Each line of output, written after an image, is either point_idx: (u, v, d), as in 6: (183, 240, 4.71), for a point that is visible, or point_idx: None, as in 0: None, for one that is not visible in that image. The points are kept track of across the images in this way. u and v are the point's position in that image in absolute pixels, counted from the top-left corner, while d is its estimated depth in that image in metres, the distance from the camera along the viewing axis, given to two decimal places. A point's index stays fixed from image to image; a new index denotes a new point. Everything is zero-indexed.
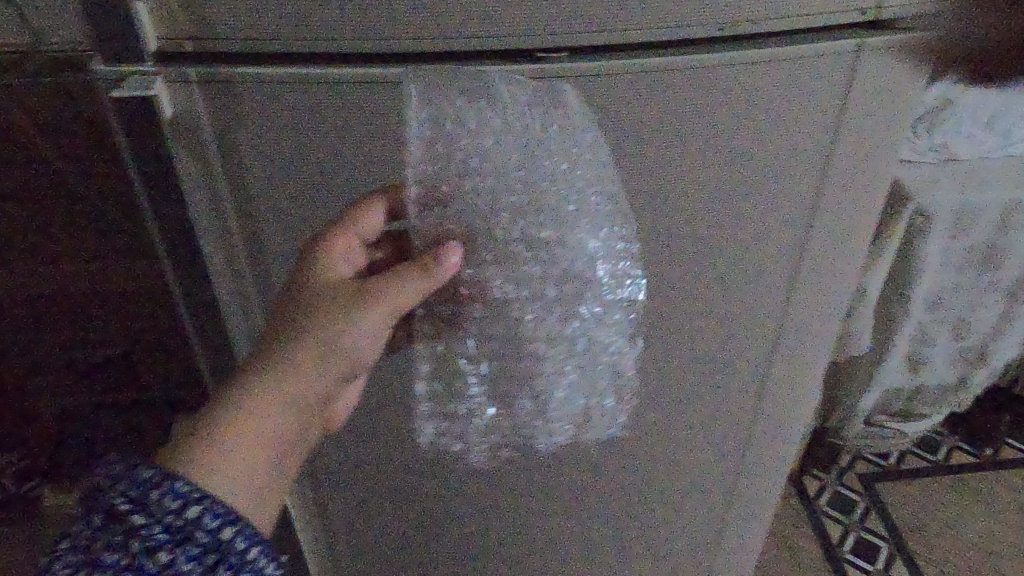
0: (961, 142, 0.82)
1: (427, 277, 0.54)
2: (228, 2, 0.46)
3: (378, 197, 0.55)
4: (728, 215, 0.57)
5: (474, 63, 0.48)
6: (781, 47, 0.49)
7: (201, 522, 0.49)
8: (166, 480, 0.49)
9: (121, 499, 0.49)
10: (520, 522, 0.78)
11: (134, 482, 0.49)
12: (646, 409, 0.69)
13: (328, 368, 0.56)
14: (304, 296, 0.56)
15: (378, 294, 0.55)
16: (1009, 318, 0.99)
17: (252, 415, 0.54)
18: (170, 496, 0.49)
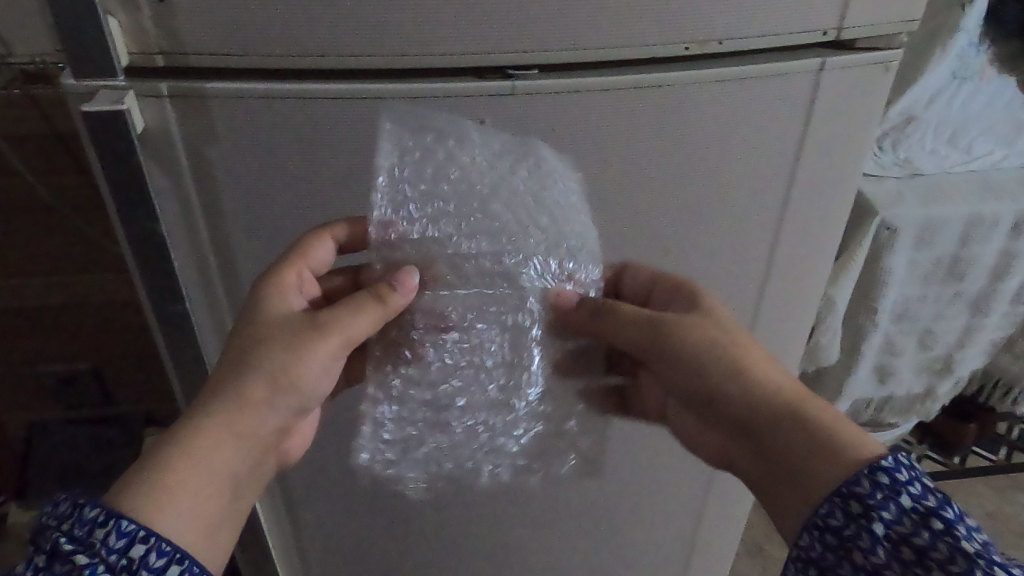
0: (924, 157, 0.85)
1: (384, 304, 0.53)
2: (200, 17, 0.45)
3: (336, 226, 0.53)
4: (698, 225, 0.57)
5: (444, 80, 0.48)
6: (748, 65, 0.50)
7: (148, 563, 0.40)
8: (112, 518, 0.40)
9: (59, 541, 0.40)
10: (495, 540, 0.76)
11: (80, 521, 0.40)
12: (620, 421, 0.68)
13: (283, 401, 0.51)
14: (255, 328, 0.51)
15: (334, 324, 0.52)
16: (972, 327, 1.01)
17: (204, 455, 0.47)
18: (115, 538, 0.40)
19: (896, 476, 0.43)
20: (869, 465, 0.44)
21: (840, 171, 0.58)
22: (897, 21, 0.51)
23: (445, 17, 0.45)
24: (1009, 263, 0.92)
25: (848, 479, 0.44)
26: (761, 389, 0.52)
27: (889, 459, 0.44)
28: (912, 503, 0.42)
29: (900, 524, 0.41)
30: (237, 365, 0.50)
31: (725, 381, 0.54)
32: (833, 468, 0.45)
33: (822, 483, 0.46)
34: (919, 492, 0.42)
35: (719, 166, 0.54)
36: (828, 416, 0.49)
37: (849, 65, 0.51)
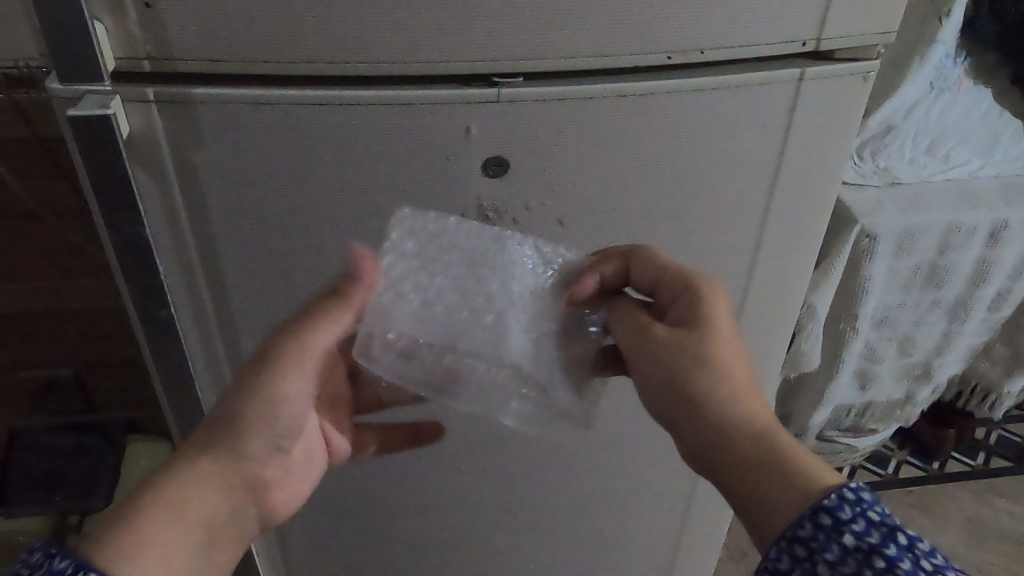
0: (903, 166, 0.86)
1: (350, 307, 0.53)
2: (187, 22, 0.45)
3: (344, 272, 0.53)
4: (680, 230, 0.58)
5: (429, 87, 0.48)
6: (729, 74, 0.51)
7: None
8: (80, 570, 0.39)
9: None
10: (480, 532, 0.77)
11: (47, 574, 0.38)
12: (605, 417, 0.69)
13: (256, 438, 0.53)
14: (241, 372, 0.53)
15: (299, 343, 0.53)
16: (951, 334, 1.02)
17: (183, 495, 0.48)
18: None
19: (839, 515, 0.42)
20: (812, 506, 0.43)
21: (820, 178, 0.59)
22: (876, 33, 0.52)
23: (429, 25, 0.46)
24: (986, 271, 0.94)
25: (795, 522, 0.44)
26: (737, 421, 0.50)
27: (833, 497, 0.43)
28: (854, 542, 0.41)
29: (843, 564, 0.41)
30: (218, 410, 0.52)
31: (710, 399, 0.51)
32: (793, 506, 0.45)
33: (776, 523, 0.45)
34: (863, 528, 0.41)
35: (701, 174, 0.55)
36: (797, 456, 0.47)
37: (827, 75, 0.53)
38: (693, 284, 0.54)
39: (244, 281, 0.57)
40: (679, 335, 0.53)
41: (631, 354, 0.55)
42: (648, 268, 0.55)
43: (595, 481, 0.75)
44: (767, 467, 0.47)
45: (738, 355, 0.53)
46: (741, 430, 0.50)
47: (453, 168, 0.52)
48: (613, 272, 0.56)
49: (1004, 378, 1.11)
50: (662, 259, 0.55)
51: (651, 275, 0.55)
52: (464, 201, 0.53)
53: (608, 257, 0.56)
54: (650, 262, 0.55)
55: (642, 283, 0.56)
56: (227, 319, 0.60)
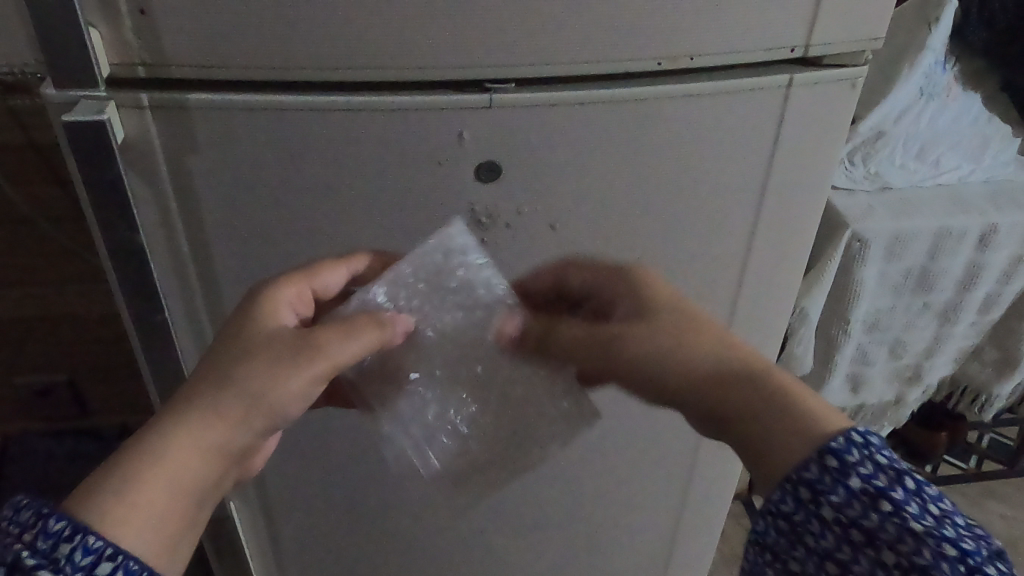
0: (895, 171, 0.87)
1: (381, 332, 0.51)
2: (182, 29, 0.45)
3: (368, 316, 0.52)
4: (671, 234, 0.59)
5: (424, 93, 0.49)
6: (718, 80, 0.51)
7: None
8: (79, 533, 0.36)
9: (19, 556, 0.34)
10: (473, 536, 0.77)
11: (44, 533, 0.35)
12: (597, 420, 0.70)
13: (253, 422, 0.45)
14: (238, 343, 0.46)
15: (321, 345, 0.48)
16: (941, 336, 1.03)
17: (170, 473, 0.41)
18: (81, 554, 0.35)
19: (846, 458, 0.41)
20: (818, 446, 0.43)
21: (810, 183, 0.59)
22: (863, 40, 0.53)
23: (422, 31, 0.46)
24: (976, 274, 0.95)
25: (800, 464, 0.43)
26: (734, 376, 0.51)
27: (841, 439, 0.42)
28: (860, 485, 0.40)
29: (849, 507, 0.40)
30: (228, 379, 0.45)
31: (706, 362, 0.52)
32: (802, 445, 0.44)
33: (779, 468, 0.44)
34: (869, 472, 0.40)
35: (694, 179, 0.56)
36: (802, 397, 0.47)
37: (816, 80, 0.53)
38: (628, 281, 0.58)
39: (237, 286, 0.58)
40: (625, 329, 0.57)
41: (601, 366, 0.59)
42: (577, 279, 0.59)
43: (589, 484, 0.76)
44: (773, 408, 0.47)
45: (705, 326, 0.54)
46: (738, 384, 0.50)
47: (446, 173, 0.52)
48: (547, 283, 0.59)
49: (994, 381, 1.12)
50: (587, 264, 0.58)
51: (586, 279, 0.58)
52: (457, 205, 0.54)
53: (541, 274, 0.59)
54: (576, 269, 0.58)
55: (579, 288, 0.59)
56: (220, 324, 0.60)
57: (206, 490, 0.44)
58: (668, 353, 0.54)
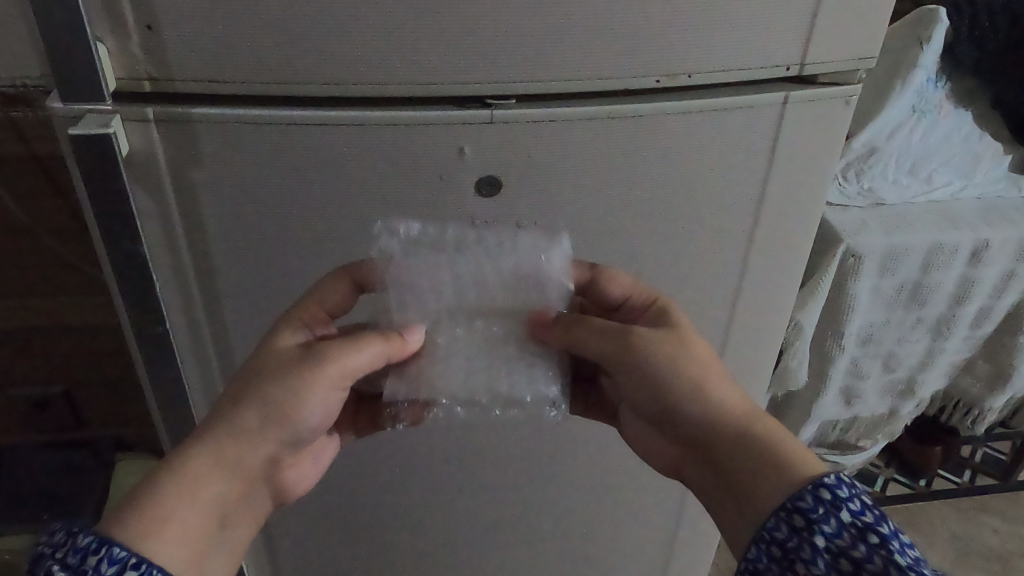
0: (888, 188, 0.89)
1: (387, 342, 0.51)
2: (188, 44, 0.46)
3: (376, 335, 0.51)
4: (668, 248, 0.59)
5: (426, 107, 0.50)
6: (714, 98, 0.52)
7: None
8: (104, 545, 0.40)
9: (52, 571, 0.39)
10: (468, 546, 0.77)
11: (72, 549, 0.40)
12: (593, 431, 0.70)
13: (272, 431, 0.49)
14: (258, 360, 0.49)
15: (328, 356, 0.49)
16: (934, 351, 1.04)
17: (194, 486, 0.46)
18: (107, 565, 0.39)
19: (839, 491, 0.43)
20: (812, 481, 0.44)
21: (805, 197, 0.60)
22: (857, 58, 0.53)
23: (421, 47, 0.47)
24: (969, 289, 0.96)
25: (794, 494, 0.44)
26: (724, 410, 0.51)
27: (833, 476, 0.44)
28: (851, 518, 0.42)
29: (840, 537, 0.41)
30: (246, 394, 0.48)
31: (694, 393, 0.52)
32: (791, 479, 0.45)
33: (770, 499, 0.45)
34: (859, 507, 0.42)
35: (690, 195, 0.56)
36: (786, 440, 0.48)
37: (811, 98, 0.54)
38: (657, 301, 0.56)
39: (238, 298, 0.58)
40: (663, 334, 0.53)
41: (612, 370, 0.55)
42: (610, 292, 0.56)
43: (585, 497, 0.76)
44: (750, 446, 0.48)
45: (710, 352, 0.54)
46: (729, 418, 0.50)
47: (447, 187, 0.53)
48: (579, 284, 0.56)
49: (986, 395, 1.12)
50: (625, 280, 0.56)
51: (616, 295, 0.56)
52: (457, 219, 0.54)
53: (576, 269, 0.56)
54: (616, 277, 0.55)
55: (601, 304, 0.57)
56: (220, 335, 0.60)
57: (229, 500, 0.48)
58: (657, 378, 0.53)
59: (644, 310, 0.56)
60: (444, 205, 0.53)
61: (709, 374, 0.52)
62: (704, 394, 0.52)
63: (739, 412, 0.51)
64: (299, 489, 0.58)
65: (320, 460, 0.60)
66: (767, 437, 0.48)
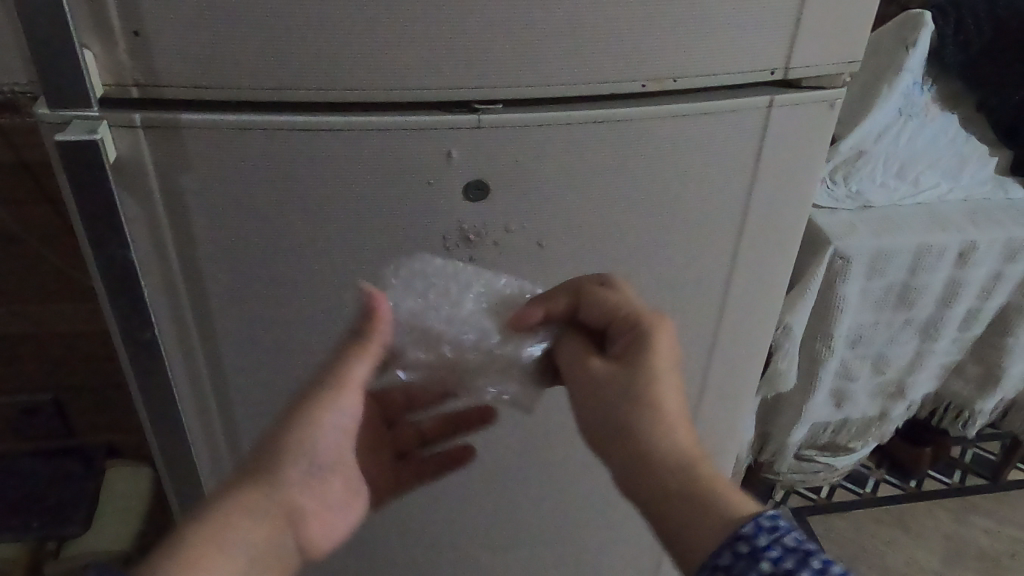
0: (877, 190, 0.90)
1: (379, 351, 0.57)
2: (175, 50, 0.46)
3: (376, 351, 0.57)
4: (655, 253, 0.60)
5: (414, 112, 0.50)
6: (700, 102, 0.52)
7: None
8: None
9: None
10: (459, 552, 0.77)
11: None
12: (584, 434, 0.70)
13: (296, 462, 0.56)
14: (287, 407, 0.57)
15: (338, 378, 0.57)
16: (922, 352, 1.04)
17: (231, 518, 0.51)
18: None
19: (756, 542, 0.43)
20: (732, 534, 0.44)
21: (792, 200, 0.60)
22: (841, 62, 0.54)
23: (409, 52, 0.47)
24: (957, 291, 0.96)
25: (716, 550, 0.44)
26: (664, 450, 0.52)
27: (751, 525, 0.44)
28: (770, 568, 0.41)
29: None
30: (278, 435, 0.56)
31: (641, 424, 0.53)
32: (716, 527, 0.45)
33: (696, 552, 0.46)
34: (777, 555, 0.41)
35: (679, 198, 0.57)
36: (721, 485, 0.49)
37: (795, 101, 0.55)
38: (636, 322, 0.56)
39: (227, 304, 0.58)
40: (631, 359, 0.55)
41: (580, 386, 0.57)
42: (595, 309, 0.57)
43: (576, 502, 0.76)
44: (686, 492, 0.49)
45: (672, 384, 0.55)
46: (669, 457, 0.51)
47: (435, 192, 0.53)
48: (562, 309, 0.58)
49: (977, 397, 1.13)
50: (610, 297, 0.56)
51: (600, 312, 0.57)
52: (445, 224, 0.54)
53: (556, 297, 0.58)
54: (597, 301, 0.57)
55: (590, 320, 0.58)
56: (208, 340, 0.60)
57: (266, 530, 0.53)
58: (619, 401, 0.54)
59: (623, 329, 0.56)
60: (432, 210, 0.54)
61: (668, 408, 0.53)
62: (660, 427, 0.53)
63: (689, 452, 0.51)
64: (331, 540, 0.62)
65: (352, 511, 0.64)
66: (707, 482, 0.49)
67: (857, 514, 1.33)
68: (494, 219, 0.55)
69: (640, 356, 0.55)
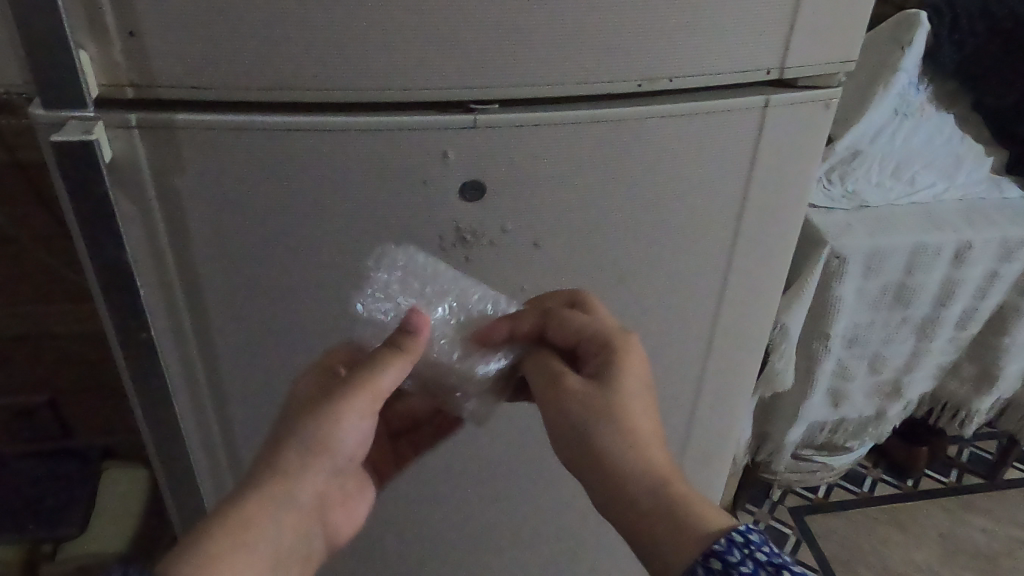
0: (872, 190, 0.90)
1: (405, 355, 0.52)
2: (171, 50, 0.46)
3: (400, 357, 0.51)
4: (652, 252, 0.60)
5: (410, 112, 0.50)
6: (695, 102, 0.53)
7: None
8: None
9: None
10: (457, 551, 0.77)
11: None
12: None
13: (314, 465, 0.51)
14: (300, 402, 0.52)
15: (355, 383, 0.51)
16: (918, 352, 1.04)
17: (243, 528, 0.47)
18: None
19: (728, 558, 0.44)
20: (704, 551, 0.46)
21: (787, 200, 0.60)
22: (836, 62, 0.54)
23: (405, 53, 0.47)
24: (952, 290, 0.96)
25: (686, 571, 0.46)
26: (638, 471, 0.53)
27: (723, 541, 0.45)
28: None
29: None
30: (291, 434, 0.51)
31: (609, 447, 0.54)
32: (687, 549, 0.47)
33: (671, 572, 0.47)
34: (749, 569, 0.43)
35: (675, 198, 0.57)
36: (691, 504, 0.50)
37: (791, 101, 0.55)
38: (608, 345, 0.56)
39: (224, 305, 0.58)
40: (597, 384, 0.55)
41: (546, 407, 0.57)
42: (563, 332, 0.57)
43: (573, 500, 0.76)
44: (662, 512, 0.50)
45: (642, 403, 0.55)
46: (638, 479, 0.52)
47: (431, 192, 0.53)
48: (527, 330, 0.57)
49: (973, 396, 1.13)
50: (577, 321, 0.56)
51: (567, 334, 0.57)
52: (442, 224, 0.54)
53: (522, 318, 0.57)
54: (564, 325, 0.56)
55: (556, 342, 0.58)
56: (205, 341, 0.60)
57: (277, 540, 0.50)
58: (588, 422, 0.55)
59: (594, 351, 0.57)
60: (429, 211, 0.54)
61: (640, 427, 0.54)
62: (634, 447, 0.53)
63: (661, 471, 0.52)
64: (349, 526, 0.59)
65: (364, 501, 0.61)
66: (683, 500, 0.50)
67: (854, 513, 1.33)
68: (491, 218, 0.55)
69: (613, 379, 0.55)
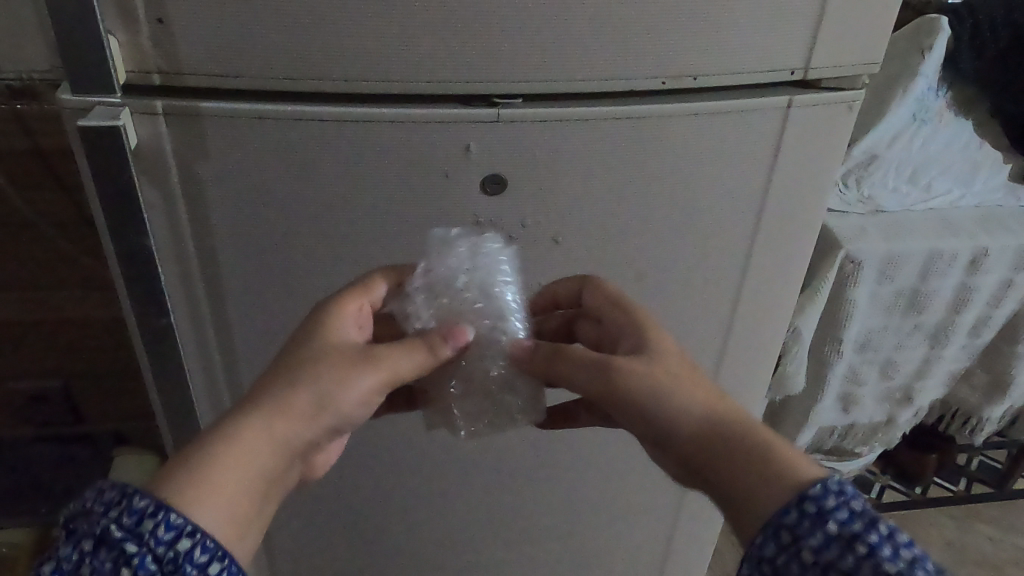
0: (888, 194, 0.90)
1: (433, 357, 0.51)
2: (198, 37, 0.46)
3: (427, 348, 0.51)
4: (671, 248, 0.60)
5: (433, 105, 0.50)
6: (719, 100, 0.53)
7: (191, 555, 0.38)
8: (161, 510, 0.39)
9: (109, 530, 0.38)
10: (464, 537, 0.78)
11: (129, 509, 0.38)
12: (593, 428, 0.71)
13: (324, 422, 0.48)
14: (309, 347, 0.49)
15: (382, 359, 0.49)
16: (930, 359, 1.04)
17: (239, 460, 0.44)
18: (163, 530, 0.38)
19: (824, 503, 0.41)
20: (798, 492, 0.42)
21: (806, 201, 0.60)
22: (861, 63, 0.54)
23: (430, 45, 0.47)
24: (967, 297, 0.96)
25: (780, 510, 0.42)
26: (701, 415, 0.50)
27: (819, 486, 0.42)
28: (837, 528, 0.39)
29: (828, 550, 0.39)
30: (299, 377, 0.47)
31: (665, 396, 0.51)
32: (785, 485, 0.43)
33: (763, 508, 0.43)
34: (846, 516, 0.40)
35: (694, 195, 0.57)
36: (780, 445, 0.46)
37: (814, 101, 0.55)
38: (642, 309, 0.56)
39: (242, 292, 0.58)
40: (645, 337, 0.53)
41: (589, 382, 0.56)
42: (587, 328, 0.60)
43: (581, 492, 0.76)
44: (748, 453, 0.47)
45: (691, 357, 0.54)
46: (719, 424, 0.49)
47: (453, 184, 0.53)
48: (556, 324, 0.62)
49: (985, 404, 1.13)
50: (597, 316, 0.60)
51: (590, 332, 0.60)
52: (462, 216, 0.55)
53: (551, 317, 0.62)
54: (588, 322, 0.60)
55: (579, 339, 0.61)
56: (222, 327, 0.61)
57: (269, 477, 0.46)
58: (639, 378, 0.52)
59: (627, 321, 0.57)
60: (450, 203, 0.54)
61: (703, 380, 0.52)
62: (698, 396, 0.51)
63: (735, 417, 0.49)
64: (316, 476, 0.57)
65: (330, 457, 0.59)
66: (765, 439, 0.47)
67: None
68: (511, 211, 0.55)
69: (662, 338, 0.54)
